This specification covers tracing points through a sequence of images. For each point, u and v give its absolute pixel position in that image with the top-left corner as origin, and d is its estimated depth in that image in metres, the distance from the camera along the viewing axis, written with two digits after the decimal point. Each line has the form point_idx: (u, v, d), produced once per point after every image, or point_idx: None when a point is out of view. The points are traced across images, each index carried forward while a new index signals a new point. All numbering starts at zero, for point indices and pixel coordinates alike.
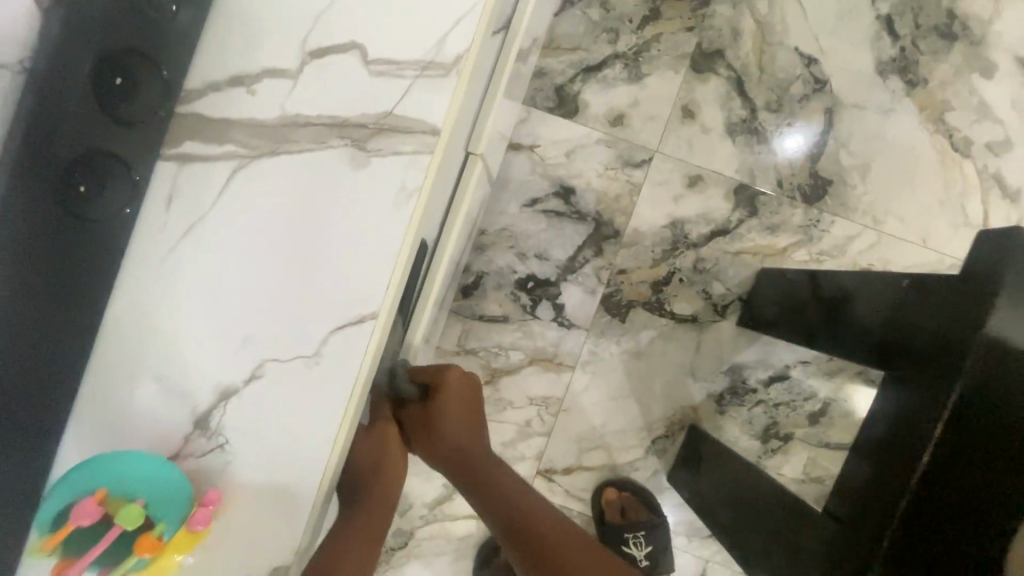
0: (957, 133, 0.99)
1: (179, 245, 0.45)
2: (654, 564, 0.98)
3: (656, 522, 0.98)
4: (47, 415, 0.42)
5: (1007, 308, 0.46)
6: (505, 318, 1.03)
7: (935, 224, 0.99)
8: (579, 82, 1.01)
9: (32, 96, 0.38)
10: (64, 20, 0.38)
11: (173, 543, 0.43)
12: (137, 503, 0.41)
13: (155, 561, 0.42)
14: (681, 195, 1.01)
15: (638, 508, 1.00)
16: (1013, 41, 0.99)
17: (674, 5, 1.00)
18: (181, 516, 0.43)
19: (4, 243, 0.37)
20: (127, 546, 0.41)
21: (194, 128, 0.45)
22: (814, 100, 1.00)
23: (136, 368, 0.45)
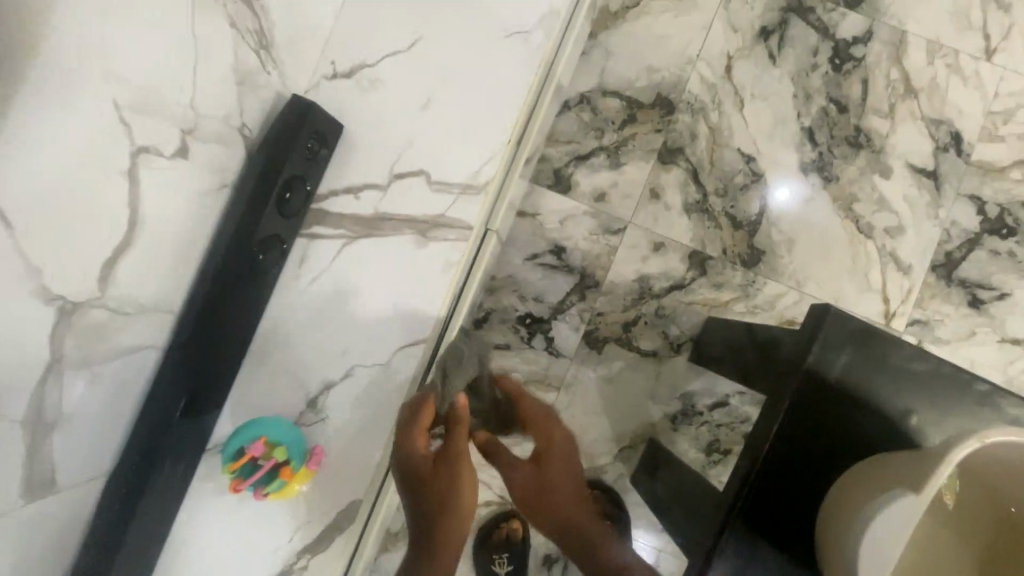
0: (862, 220, 1.28)
1: (309, 287, 0.78)
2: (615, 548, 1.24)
3: (620, 515, 1.25)
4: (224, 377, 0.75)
5: (819, 350, 0.74)
6: (507, 346, 1.31)
7: (845, 289, 1.28)
8: (572, 167, 1.32)
9: (242, 203, 0.70)
10: (263, 161, 0.71)
11: (297, 476, 0.76)
12: (282, 449, 0.75)
13: (286, 486, 0.76)
14: (648, 256, 1.30)
15: (607, 504, 1.25)
16: (906, 150, 1.29)
17: (647, 112, 1.32)
18: (302, 461, 0.76)
19: (217, 284, 0.70)
20: (275, 474, 0.75)
21: (321, 217, 0.78)
22: (752, 189, 1.30)
23: (279, 355, 0.78)
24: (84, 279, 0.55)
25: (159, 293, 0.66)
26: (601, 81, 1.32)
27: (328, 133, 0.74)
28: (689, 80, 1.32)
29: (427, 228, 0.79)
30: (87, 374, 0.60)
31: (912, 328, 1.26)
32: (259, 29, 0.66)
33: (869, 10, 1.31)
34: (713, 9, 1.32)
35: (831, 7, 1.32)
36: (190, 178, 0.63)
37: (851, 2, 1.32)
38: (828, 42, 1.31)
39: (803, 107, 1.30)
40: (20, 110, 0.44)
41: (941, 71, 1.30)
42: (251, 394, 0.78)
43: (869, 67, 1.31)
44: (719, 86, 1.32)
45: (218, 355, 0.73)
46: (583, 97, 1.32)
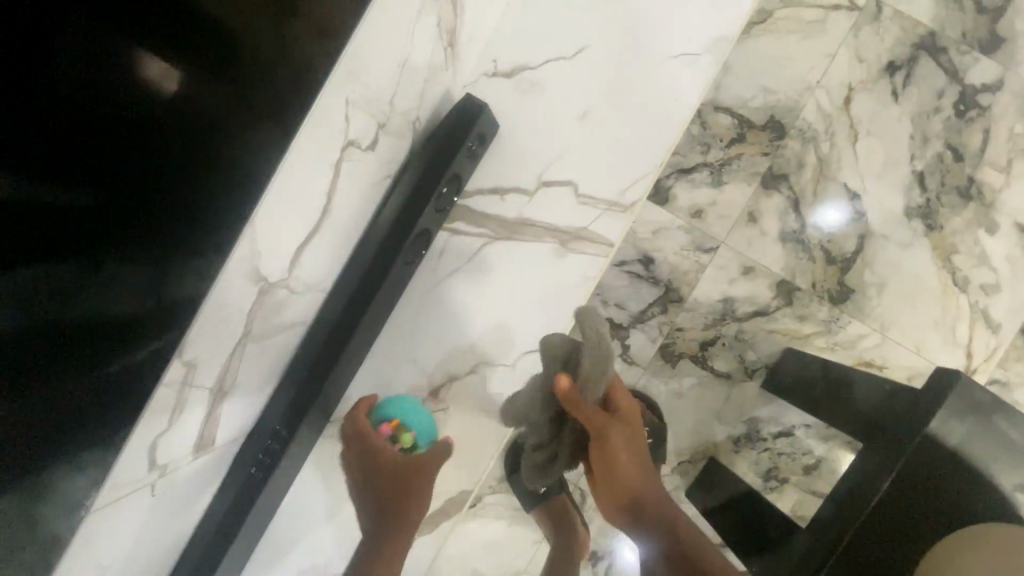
0: (959, 273, 1.27)
1: (443, 281, 0.80)
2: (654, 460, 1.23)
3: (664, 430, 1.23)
4: (361, 360, 0.77)
5: (942, 416, 0.76)
6: None
7: (929, 339, 1.27)
8: (673, 179, 1.31)
9: (405, 198, 0.72)
10: (429, 157, 0.72)
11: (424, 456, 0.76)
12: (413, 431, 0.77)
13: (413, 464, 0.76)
14: (735, 279, 1.30)
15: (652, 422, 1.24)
16: (1016, 209, 1.26)
17: (757, 133, 1.30)
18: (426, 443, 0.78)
19: (369, 270, 0.73)
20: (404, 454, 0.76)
21: (465, 214, 0.79)
22: (852, 226, 1.28)
23: (406, 343, 0.80)
24: (280, 259, 0.56)
25: (321, 275, 0.68)
26: (714, 96, 1.30)
27: (486, 135, 0.76)
28: (805, 107, 1.30)
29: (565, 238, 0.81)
30: (257, 346, 0.63)
31: (990, 387, 1.26)
32: (453, 27, 0.66)
33: (1003, 58, 1.27)
34: (841, 37, 1.29)
35: (964, 50, 1.28)
36: (370, 169, 0.65)
37: (986, 47, 1.27)
38: (955, 86, 1.28)
39: (918, 149, 1.28)
40: (302, 133, 0.49)
41: None
42: (376, 377, 0.80)
43: (993, 117, 1.27)
44: (835, 117, 1.29)
45: (364, 341, 0.75)
46: (694, 110, 1.30)
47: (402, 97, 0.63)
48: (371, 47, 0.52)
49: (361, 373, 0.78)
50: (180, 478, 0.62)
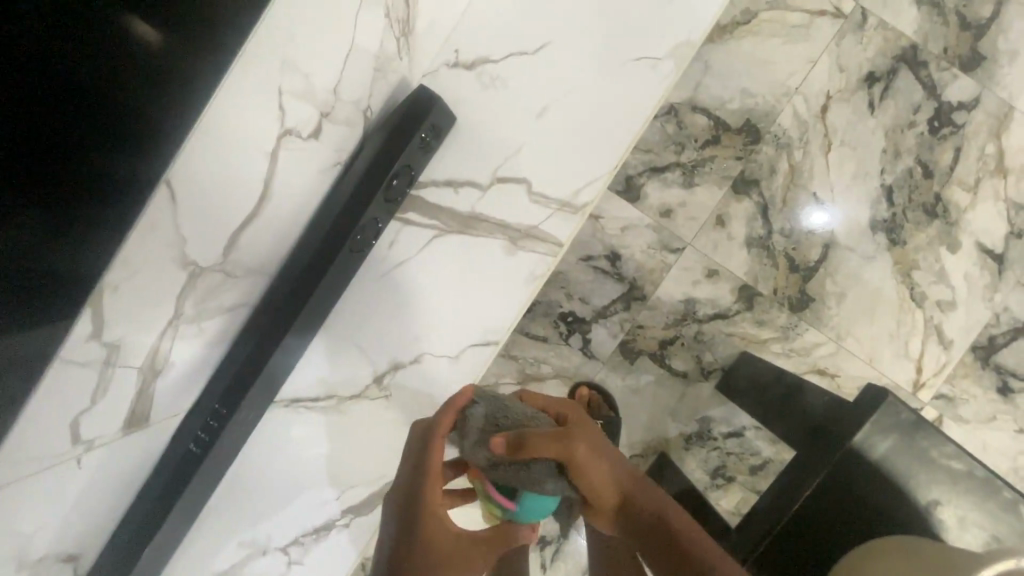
0: (918, 288, 1.29)
1: (393, 270, 0.80)
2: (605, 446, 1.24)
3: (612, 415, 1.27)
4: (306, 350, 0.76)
5: (867, 430, 0.78)
6: (544, 338, 1.34)
7: (882, 351, 1.30)
8: (645, 177, 1.31)
9: (352, 187, 0.71)
10: (379, 146, 0.71)
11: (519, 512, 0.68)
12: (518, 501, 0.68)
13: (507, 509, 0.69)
14: (699, 281, 1.31)
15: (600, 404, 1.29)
16: (978, 228, 1.28)
17: (732, 137, 1.30)
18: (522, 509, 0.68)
19: (313, 259, 0.70)
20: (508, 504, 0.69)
21: (416, 204, 0.78)
22: (817, 236, 1.29)
23: (353, 332, 0.81)
24: (211, 243, 0.58)
25: (263, 260, 0.68)
26: (693, 95, 1.29)
27: (441, 128, 0.74)
28: (782, 113, 1.29)
29: (517, 236, 0.83)
30: (191, 328, 0.64)
31: (936, 402, 1.30)
32: (405, 17, 0.65)
33: (982, 76, 1.27)
34: (824, 44, 1.28)
35: (944, 66, 1.28)
36: (313, 157, 0.64)
37: (966, 65, 1.27)
38: (931, 101, 1.28)
39: (889, 163, 1.28)
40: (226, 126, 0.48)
41: None
42: (317, 364, 0.80)
43: (966, 135, 1.28)
44: (810, 125, 1.29)
45: (309, 330, 0.72)
46: (671, 109, 1.30)
47: (347, 86, 0.62)
48: (296, 32, 0.52)
49: (304, 359, 0.79)
50: (114, 450, 0.65)
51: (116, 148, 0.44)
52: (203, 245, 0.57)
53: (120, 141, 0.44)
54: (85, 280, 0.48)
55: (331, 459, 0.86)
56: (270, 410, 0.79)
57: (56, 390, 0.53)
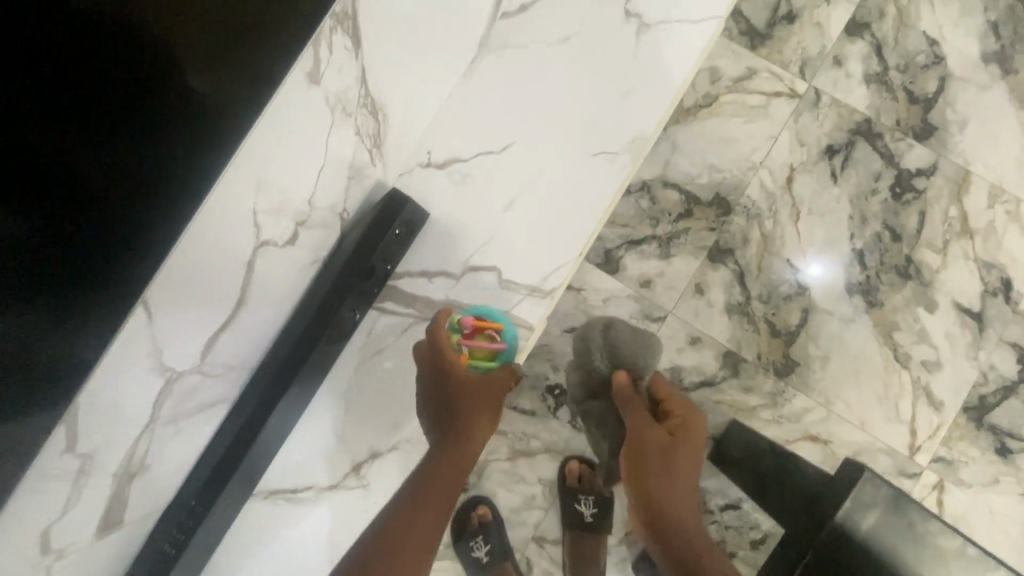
0: (901, 349, 1.30)
1: (370, 359, 0.83)
2: (597, 523, 1.27)
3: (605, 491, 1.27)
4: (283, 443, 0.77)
5: (850, 508, 0.77)
6: (532, 413, 1.33)
7: (873, 414, 1.29)
8: (623, 250, 1.36)
9: (329, 283, 0.75)
10: (356, 244, 0.76)
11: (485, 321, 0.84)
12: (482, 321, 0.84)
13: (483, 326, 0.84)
14: (683, 349, 1.33)
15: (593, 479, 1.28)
16: (952, 288, 1.31)
17: (703, 209, 1.36)
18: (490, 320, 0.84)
19: (291, 354, 0.73)
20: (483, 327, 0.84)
21: (394, 295, 0.83)
22: (795, 300, 1.32)
23: (330, 422, 0.82)
24: (189, 351, 0.61)
25: (242, 356, 0.71)
26: (664, 172, 1.37)
27: (414, 223, 0.80)
28: (749, 185, 1.36)
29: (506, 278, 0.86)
30: (168, 429, 0.66)
31: (935, 465, 1.27)
32: (376, 132, 0.72)
33: (936, 145, 1.35)
34: (784, 122, 1.37)
35: (899, 136, 1.35)
36: (291, 260, 0.69)
37: (919, 134, 1.35)
38: (891, 169, 1.35)
39: (858, 228, 1.33)
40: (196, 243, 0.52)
41: (999, 217, 1.32)
42: (295, 455, 0.81)
43: (928, 200, 1.33)
44: (778, 195, 1.35)
45: (284, 425, 0.74)
46: (644, 185, 1.37)
47: (322, 194, 0.68)
48: (270, 156, 0.58)
49: (283, 451, 0.80)
50: (83, 558, 0.65)
51: (104, 226, 0.48)
52: (178, 342, 0.59)
53: (111, 221, 0.48)
54: (64, 388, 0.50)
55: (307, 554, 0.84)
56: (248, 504, 0.79)
57: (29, 498, 0.54)
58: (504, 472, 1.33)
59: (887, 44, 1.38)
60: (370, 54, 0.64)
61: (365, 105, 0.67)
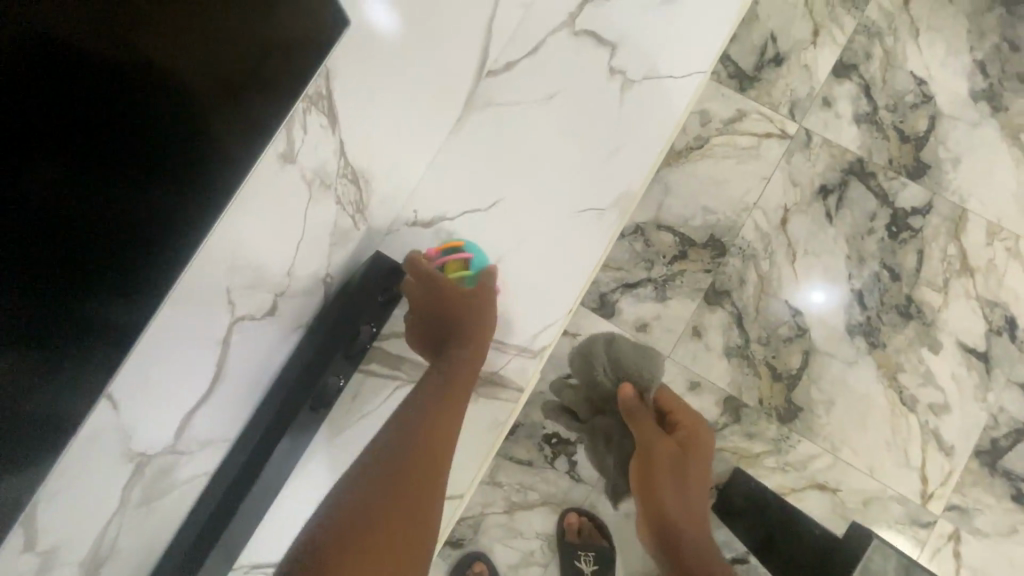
0: (906, 392, 1.26)
1: (354, 426, 0.80)
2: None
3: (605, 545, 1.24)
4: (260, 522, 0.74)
5: None
6: (529, 463, 1.29)
7: (882, 460, 1.24)
8: (618, 293, 1.34)
9: (310, 350, 0.73)
10: (338, 310, 0.75)
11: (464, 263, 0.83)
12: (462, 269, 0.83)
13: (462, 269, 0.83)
14: (682, 394, 1.30)
15: (593, 534, 1.25)
16: (956, 327, 1.28)
17: (698, 251, 1.35)
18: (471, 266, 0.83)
19: (270, 426, 0.71)
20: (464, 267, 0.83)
21: (380, 356, 0.82)
22: (795, 342, 1.30)
23: (310, 495, 0.78)
24: (161, 432, 0.59)
25: (221, 430, 0.68)
26: (657, 215, 1.36)
27: (398, 285, 0.78)
28: (744, 226, 1.35)
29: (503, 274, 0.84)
30: (140, 512, 0.63)
31: (948, 514, 1.22)
32: (358, 197, 0.73)
33: (930, 183, 1.34)
34: (775, 163, 1.37)
35: (892, 175, 1.35)
36: (273, 330, 0.68)
37: (913, 173, 1.35)
38: (886, 208, 1.34)
39: (856, 268, 1.31)
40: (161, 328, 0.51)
41: (999, 254, 1.31)
42: (273, 531, 0.77)
43: (926, 238, 1.32)
44: (773, 236, 1.34)
45: (262, 501, 0.71)
46: (638, 228, 1.36)
47: (302, 264, 0.68)
48: (246, 229, 0.59)
49: (259, 528, 0.76)
50: None
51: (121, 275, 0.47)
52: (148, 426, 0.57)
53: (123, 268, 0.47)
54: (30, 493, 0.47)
55: None
56: None
57: None
58: (500, 526, 1.29)
59: (875, 85, 1.40)
60: (347, 128, 0.66)
61: (345, 175, 0.69)
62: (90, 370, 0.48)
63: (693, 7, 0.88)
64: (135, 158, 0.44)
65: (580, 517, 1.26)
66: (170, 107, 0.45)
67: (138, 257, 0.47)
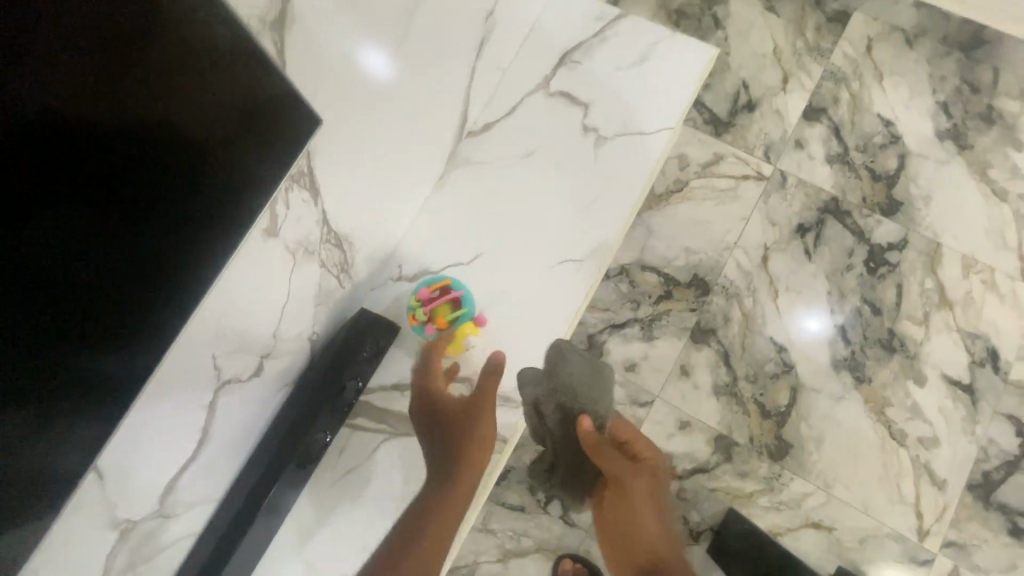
0: (895, 426, 1.27)
1: (341, 480, 0.81)
2: None
3: None
4: None
5: None
6: (522, 508, 1.28)
7: (876, 496, 1.24)
8: (606, 334, 1.36)
9: (296, 406, 0.75)
10: (324, 365, 0.77)
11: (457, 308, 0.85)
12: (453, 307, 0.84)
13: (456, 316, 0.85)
14: (673, 434, 1.30)
15: None
16: (939, 360, 1.30)
17: (683, 291, 1.37)
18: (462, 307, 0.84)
19: (257, 484, 0.72)
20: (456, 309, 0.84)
21: (366, 410, 0.84)
22: (782, 378, 1.31)
23: (295, 556, 0.77)
24: (148, 495, 0.60)
25: (207, 490, 0.69)
26: (641, 256, 1.40)
27: (383, 340, 0.81)
28: (726, 265, 1.38)
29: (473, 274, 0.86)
30: None
31: (946, 551, 1.21)
32: (342, 258, 0.76)
33: (904, 220, 1.38)
34: (753, 203, 1.42)
35: (867, 212, 1.39)
36: (259, 389, 0.70)
37: (887, 210, 1.39)
38: (863, 244, 1.37)
39: (837, 303, 1.34)
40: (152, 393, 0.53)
41: (976, 286, 1.34)
42: None
43: (904, 273, 1.35)
44: (755, 274, 1.38)
45: (248, 561, 0.70)
46: (622, 269, 1.40)
47: (288, 324, 0.71)
48: (235, 294, 0.62)
49: None
50: None
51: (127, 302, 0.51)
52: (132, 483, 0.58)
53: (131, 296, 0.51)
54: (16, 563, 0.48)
55: None
56: None
57: None
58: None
59: (844, 128, 1.46)
60: (330, 197, 0.70)
61: (329, 239, 0.73)
62: (80, 429, 0.50)
63: (659, 68, 0.93)
64: (143, 193, 0.49)
65: (575, 564, 1.24)
66: (176, 151, 0.51)
67: (134, 293, 0.51)
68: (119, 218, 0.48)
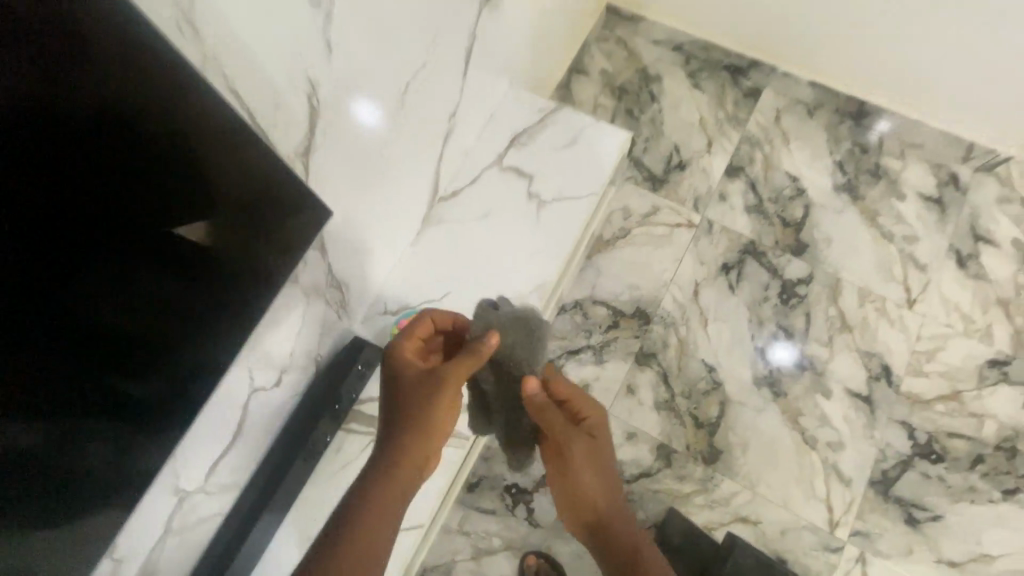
0: (807, 432, 1.50)
1: (338, 472, 1.02)
2: None
3: None
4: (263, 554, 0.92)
5: None
6: (493, 511, 1.48)
7: (794, 493, 1.46)
8: (563, 358, 1.60)
9: (305, 411, 0.97)
10: (327, 380, 1.00)
11: None
12: None
13: None
14: (621, 444, 1.52)
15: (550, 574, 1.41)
16: (842, 375, 1.54)
17: (628, 321, 1.62)
18: None
19: (274, 472, 0.93)
20: None
21: (358, 416, 1.06)
22: (713, 394, 1.54)
23: (301, 533, 0.97)
24: (197, 473, 0.82)
25: (237, 475, 0.90)
26: (592, 292, 1.65)
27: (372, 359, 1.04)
28: (664, 299, 1.64)
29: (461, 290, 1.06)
30: (175, 539, 0.83)
31: (854, 539, 1.42)
32: (342, 297, 1.01)
33: (810, 259, 1.66)
34: (685, 246, 1.69)
35: (779, 253, 1.67)
36: (278, 397, 0.93)
37: (795, 250, 1.67)
38: (777, 279, 1.64)
39: (756, 329, 1.60)
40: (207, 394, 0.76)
41: (870, 313, 1.60)
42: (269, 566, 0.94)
43: (811, 303, 1.61)
44: (688, 306, 1.63)
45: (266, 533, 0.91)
46: (577, 303, 1.65)
47: (300, 346, 0.94)
48: (264, 320, 0.83)
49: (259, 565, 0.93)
50: None
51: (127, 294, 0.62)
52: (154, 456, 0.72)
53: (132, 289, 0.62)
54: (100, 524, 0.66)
55: None
56: None
57: None
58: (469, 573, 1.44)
59: (759, 183, 1.75)
60: (334, 252, 0.95)
61: (332, 284, 0.97)
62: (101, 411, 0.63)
63: (584, 150, 1.22)
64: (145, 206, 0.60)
65: (538, 559, 1.43)
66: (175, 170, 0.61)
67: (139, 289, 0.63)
68: (135, 239, 0.60)
